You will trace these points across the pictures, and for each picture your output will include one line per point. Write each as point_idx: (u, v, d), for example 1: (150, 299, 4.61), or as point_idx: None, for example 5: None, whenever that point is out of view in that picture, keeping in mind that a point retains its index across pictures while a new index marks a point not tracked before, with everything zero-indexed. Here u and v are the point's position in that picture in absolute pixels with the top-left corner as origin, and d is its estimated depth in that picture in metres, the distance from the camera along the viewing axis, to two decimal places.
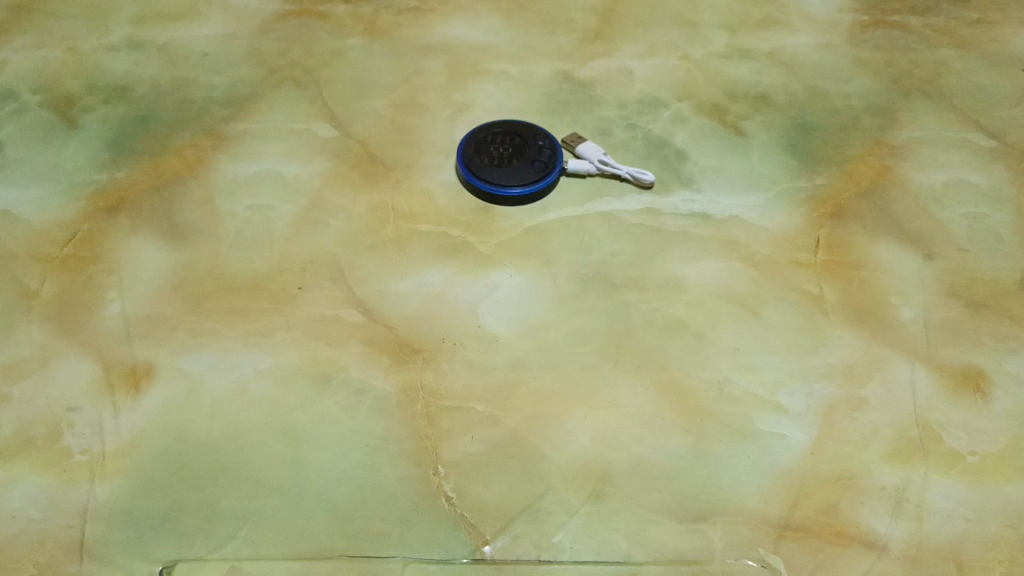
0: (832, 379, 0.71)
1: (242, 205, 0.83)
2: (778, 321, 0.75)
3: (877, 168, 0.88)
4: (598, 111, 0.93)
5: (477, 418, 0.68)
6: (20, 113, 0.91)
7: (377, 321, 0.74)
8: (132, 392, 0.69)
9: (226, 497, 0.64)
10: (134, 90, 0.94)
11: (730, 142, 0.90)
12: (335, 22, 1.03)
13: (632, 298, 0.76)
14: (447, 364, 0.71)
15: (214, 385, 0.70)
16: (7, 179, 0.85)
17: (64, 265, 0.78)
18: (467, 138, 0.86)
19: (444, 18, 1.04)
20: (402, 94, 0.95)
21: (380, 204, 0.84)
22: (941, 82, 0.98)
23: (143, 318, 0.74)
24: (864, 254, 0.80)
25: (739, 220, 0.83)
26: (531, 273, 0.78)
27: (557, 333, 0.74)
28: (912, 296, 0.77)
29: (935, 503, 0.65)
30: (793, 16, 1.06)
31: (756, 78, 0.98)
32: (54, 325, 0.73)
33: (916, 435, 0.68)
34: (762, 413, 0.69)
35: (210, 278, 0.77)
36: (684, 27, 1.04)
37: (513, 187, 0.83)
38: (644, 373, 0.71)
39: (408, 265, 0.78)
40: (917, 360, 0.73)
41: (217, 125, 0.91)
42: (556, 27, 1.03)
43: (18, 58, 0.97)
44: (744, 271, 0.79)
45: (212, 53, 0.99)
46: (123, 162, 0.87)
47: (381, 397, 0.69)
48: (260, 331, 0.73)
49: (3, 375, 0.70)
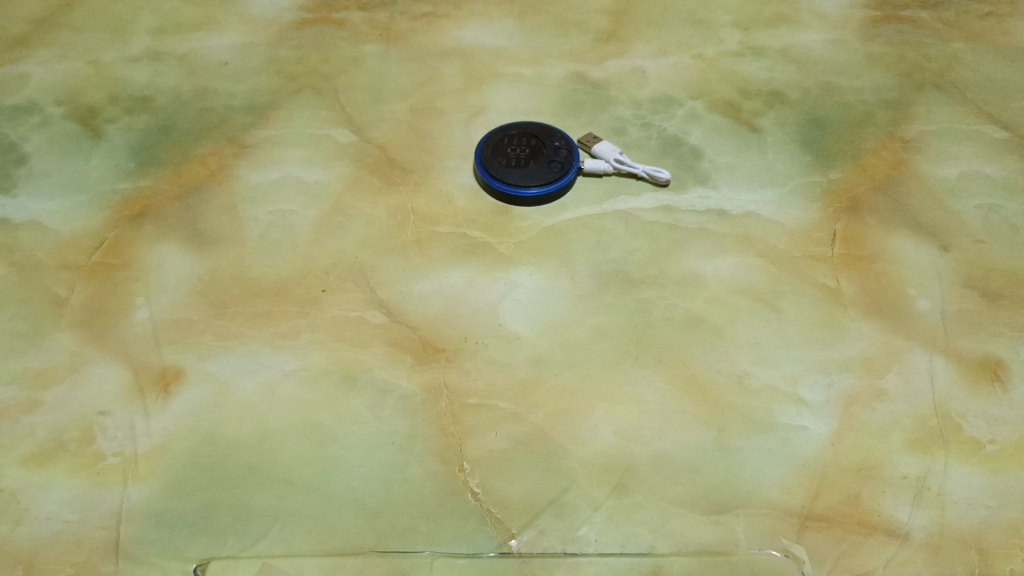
0: (851, 370, 0.72)
1: (264, 210, 0.85)
2: (796, 315, 0.76)
3: (891, 162, 0.89)
4: (612, 111, 0.94)
5: (501, 414, 0.69)
6: (45, 124, 0.93)
7: (400, 322, 0.76)
8: (162, 395, 0.71)
9: (256, 496, 0.65)
10: (156, 100, 0.96)
11: (744, 139, 0.91)
12: (351, 29, 1.05)
13: (650, 295, 0.77)
14: (470, 362, 0.73)
15: (243, 387, 0.71)
16: (34, 190, 0.86)
17: (92, 272, 0.79)
18: (485, 140, 0.88)
19: (459, 23, 1.05)
20: (418, 99, 0.96)
21: (399, 207, 0.85)
22: (953, 76, 0.98)
23: (171, 323, 0.76)
24: (880, 247, 0.81)
25: (755, 215, 0.84)
26: (550, 272, 0.79)
27: (578, 330, 0.75)
28: (930, 288, 0.78)
29: (955, 491, 0.65)
30: (805, 13, 1.07)
31: (769, 75, 0.99)
32: (84, 332, 0.75)
33: (936, 424, 0.69)
34: (782, 405, 0.70)
35: (235, 283, 0.79)
36: (696, 26, 1.05)
37: (531, 188, 0.84)
38: (664, 369, 0.72)
39: (429, 267, 0.80)
40: (935, 350, 0.73)
41: (238, 133, 0.92)
42: (569, 30, 1.04)
43: (41, 71, 0.99)
44: (761, 265, 0.79)
45: (231, 62, 1.00)
46: (146, 171, 0.88)
47: (405, 396, 0.70)
48: (285, 334, 0.75)
49: (36, 381, 0.72)
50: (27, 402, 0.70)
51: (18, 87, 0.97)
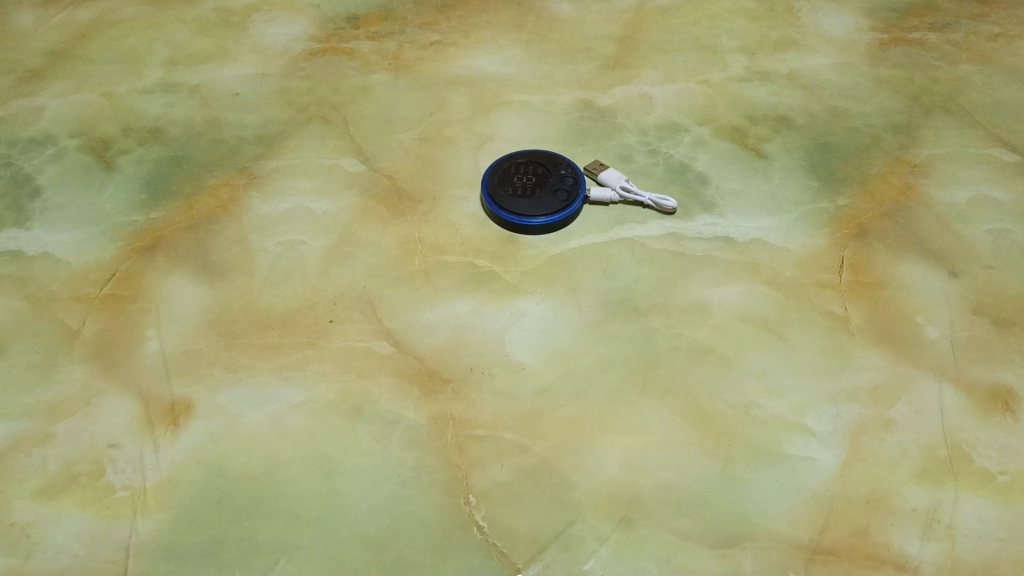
0: (860, 400, 0.72)
1: (274, 241, 0.85)
2: (803, 343, 0.75)
3: (900, 187, 0.88)
4: (619, 138, 0.94)
5: (508, 446, 0.69)
6: (59, 157, 0.95)
7: (407, 353, 0.76)
8: (171, 427, 0.71)
9: (263, 529, 0.65)
10: (168, 131, 0.97)
11: (751, 165, 0.91)
12: (361, 58, 1.06)
13: (657, 324, 0.77)
14: (476, 393, 0.73)
15: (251, 420, 0.72)
16: (48, 222, 0.88)
17: (104, 304, 0.80)
18: (491, 170, 0.88)
19: (467, 52, 1.06)
20: (426, 127, 0.97)
21: (407, 237, 0.85)
22: (962, 98, 0.98)
23: (181, 355, 0.76)
24: (888, 274, 0.80)
25: (762, 242, 0.84)
26: (556, 301, 0.79)
27: (585, 360, 0.75)
28: (938, 315, 0.77)
29: (966, 524, 0.64)
30: (811, 37, 1.07)
31: (776, 100, 0.99)
32: (96, 364, 0.76)
33: (945, 455, 0.68)
34: (790, 436, 0.70)
35: (244, 314, 0.79)
36: (702, 51, 1.05)
37: (537, 217, 0.84)
38: (671, 399, 0.72)
39: (436, 297, 0.80)
40: (944, 379, 0.73)
41: (249, 164, 0.93)
42: (576, 57, 1.05)
43: (56, 104, 1.01)
44: (769, 293, 0.79)
45: (242, 93, 1.02)
46: (159, 202, 0.89)
47: (411, 428, 0.71)
48: (293, 366, 0.75)
49: (48, 414, 0.73)
50: (39, 436, 0.71)
51: (33, 119, 0.99)
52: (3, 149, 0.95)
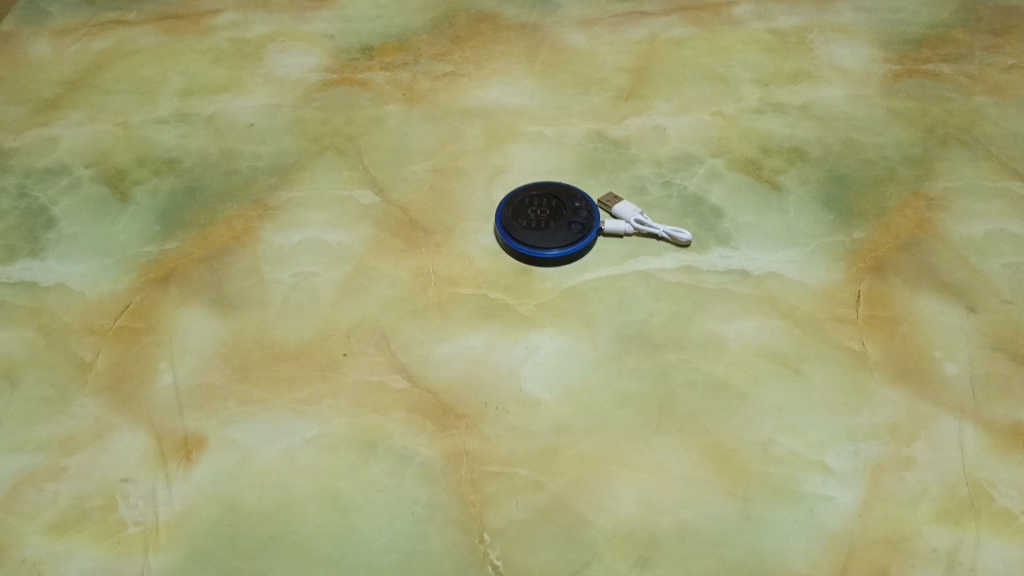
0: (878, 438, 0.71)
1: (288, 272, 0.85)
2: (821, 379, 0.75)
3: (915, 220, 0.88)
4: (633, 170, 0.94)
5: (522, 483, 0.69)
6: (74, 187, 0.95)
7: (420, 387, 0.75)
8: (183, 462, 0.71)
9: (275, 567, 0.65)
10: (183, 161, 0.98)
11: (766, 198, 0.91)
12: (375, 89, 1.06)
13: (672, 359, 0.77)
14: (490, 429, 0.72)
15: (264, 454, 0.71)
16: (63, 253, 0.88)
17: (118, 336, 0.80)
18: (505, 202, 0.88)
19: (480, 83, 1.06)
20: (440, 159, 0.97)
21: (421, 269, 0.85)
22: (977, 130, 0.98)
23: (194, 388, 0.76)
24: (906, 309, 0.80)
25: (778, 276, 0.83)
26: (570, 335, 0.79)
27: (600, 396, 0.74)
28: (957, 351, 0.77)
29: (988, 565, 0.63)
30: (825, 68, 1.07)
31: (790, 132, 0.99)
32: (109, 397, 0.76)
33: (966, 494, 0.67)
34: (808, 474, 0.69)
35: (258, 347, 0.79)
36: (715, 83, 1.06)
37: (552, 249, 0.84)
38: (687, 436, 0.71)
39: (450, 330, 0.80)
40: (964, 417, 0.72)
41: (263, 195, 0.93)
42: (589, 88, 1.05)
43: (71, 134, 1.01)
44: (785, 328, 0.79)
45: (257, 123, 1.02)
46: (173, 233, 0.89)
47: (425, 464, 0.70)
48: (306, 400, 0.75)
49: (60, 448, 0.72)
50: (51, 470, 0.71)
51: (49, 149, 0.99)
52: (19, 179, 0.96)
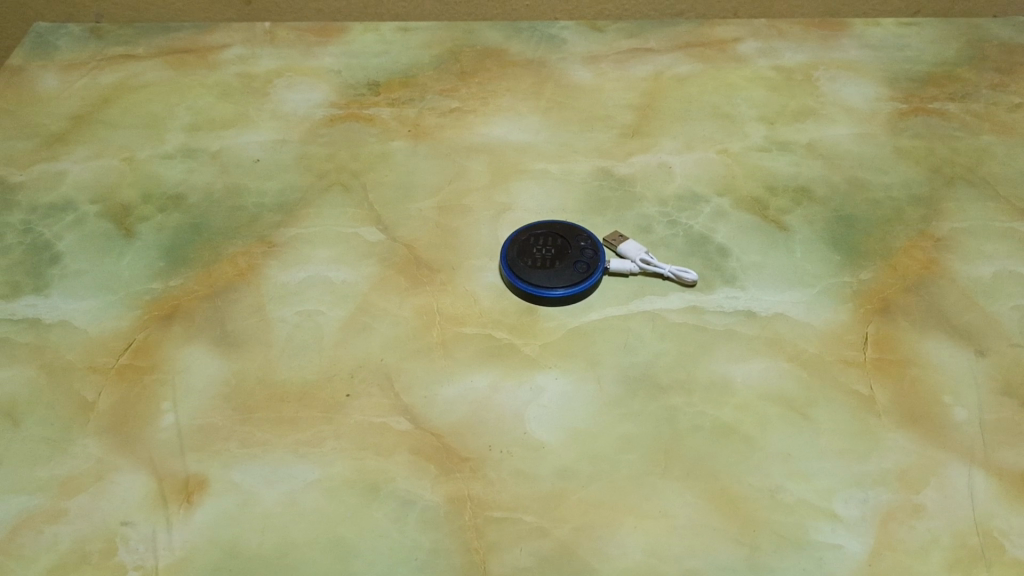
0: (887, 484, 0.70)
1: (292, 310, 0.85)
2: (829, 424, 0.74)
3: (923, 261, 0.88)
4: (638, 208, 0.94)
5: (527, 529, 0.68)
6: (79, 223, 0.95)
7: (424, 429, 0.75)
8: (184, 505, 0.70)
9: None
10: (188, 197, 0.98)
11: (772, 237, 0.91)
12: (380, 125, 1.07)
13: (678, 401, 0.76)
14: (494, 473, 0.71)
15: (266, 498, 0.71)
16: (67, 290, 0.88)
17: (120, 375, 0.80)
18: (510, 241, 0.88)
19: (486, 119, 1.07)
20: (446, 196, 0.97)
21: (425, 307, 0.85)
22: (984, 170, 0.98)
23: (196, 429, 0.75)
24: (914, 352, 0.79)
25: (784, 317, 0.83)
26: (575, 376, 0.78)
27: (605, 439, 0.73)
28: (966, 395, 0.76)
29: None
30: (830, 106, 1.07)
31: (795, 171, 0.98)
32: (110, 437, 0.75)
33: (977, 544, 0.66)
34: (816, 521, 0.68)
35: (261, 387, 0.78)
36: (721, 120, 1.06)
37: (557, 289, 0.83)
38: (694, 481, 0.70)
39: (454, 370, 0.79)
40: (974, 463, 0.71)
41: (268, 231, 0.93)
42: (594, 124, 1.05)
43: (77, 168, 1.01)
44: (792, 370, 0.78)
45: (263, 159, 1.02)
46: (177, 270, 0.89)
47: (429, 508, 0.69)
48: (309, 441, 0.74)
49: (61, 489, 0.72)
50: (51, 512, 0.70)
51: (55, 184, 0.99)
52: (24, 214, 0.96)
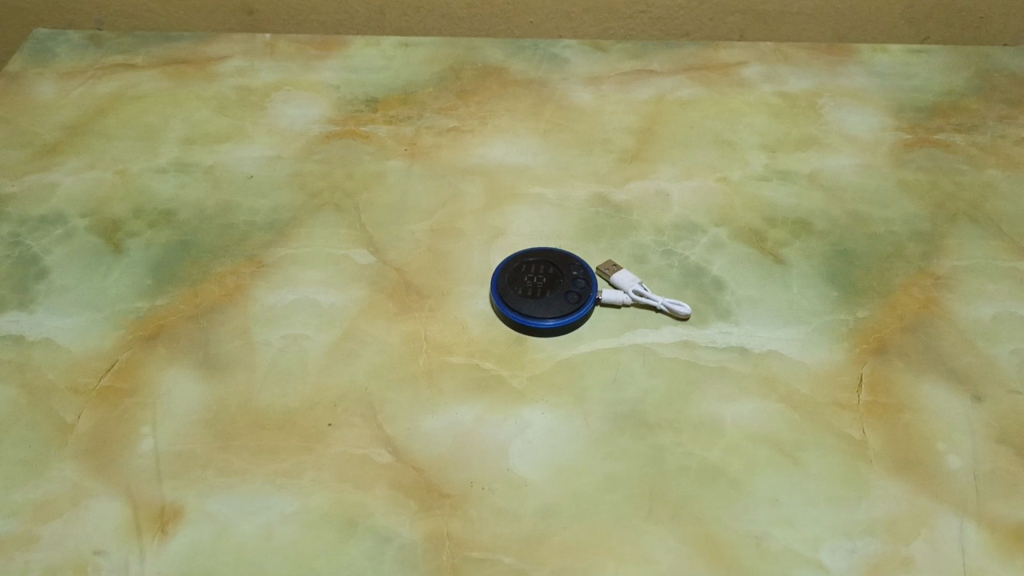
0: (876, 535, 0.68)
1: (278, 333, 0.84)
2: (818, 469, 0.72)
3: (922, 300, 0.86)
4: (634, 237, 0.92)
5: (505, 571, 0.66)
6: (68, 237, 0.94)
7: (406, 462, 0.73)
8: (158, 534, 0.69)
9: None
10: (180, 213, 0.97)
11: (769, 270, 0.89)
12: (377, 143, 1.05)
13: (666, 440, 0.74)
14: (475, 510, 0.70)
15: (241, 530, 0.69)
16: (52, 306, 0.87)
17: (101, 397, 0.79)
18: (502, 268, 0.86)
19: (484, 140, 1.05)
20: (439, 219, 0.95)
21: (413, 334, 0.84)
22: (988, 206, 0.96)
23: (175, 456, 0.74)
24: (909, 396, 0.77)
25: (778, 354, 0.81)
26: (562, 411, 0.77)
27: (590, 478, 0.72)
28: (960, 443, 0.74)
29: None
30: (833, 135, 1.05)
31: (795, 202, 0.97)
32: (88, 462, 0.74)
33: None
34: (802, 572, 0.66)
35: (243, 413, 0.77)
36: (722, 147, 1.04)
37: (547, 319, 0.82)
38: (678, 526, 0.69)
39: (439, 401, 0.78)
40: (966, 515, 0.69)
41: (257, 251, 0.92)
42: (593, 148, 1.04)
43: (69, 180, 1.01)
44: (784, 411, 0.76)
45: (257, 175, 1.01)
46: (164, 289, 0.88)
47: (406, 546, 0.68)
48: (289, 472, 0.73)
49: (35, 515, 0.71)
50: (23, 538, 0.69)
51: (46, 196, 0.99)
52: (14, 226, 0.95)
